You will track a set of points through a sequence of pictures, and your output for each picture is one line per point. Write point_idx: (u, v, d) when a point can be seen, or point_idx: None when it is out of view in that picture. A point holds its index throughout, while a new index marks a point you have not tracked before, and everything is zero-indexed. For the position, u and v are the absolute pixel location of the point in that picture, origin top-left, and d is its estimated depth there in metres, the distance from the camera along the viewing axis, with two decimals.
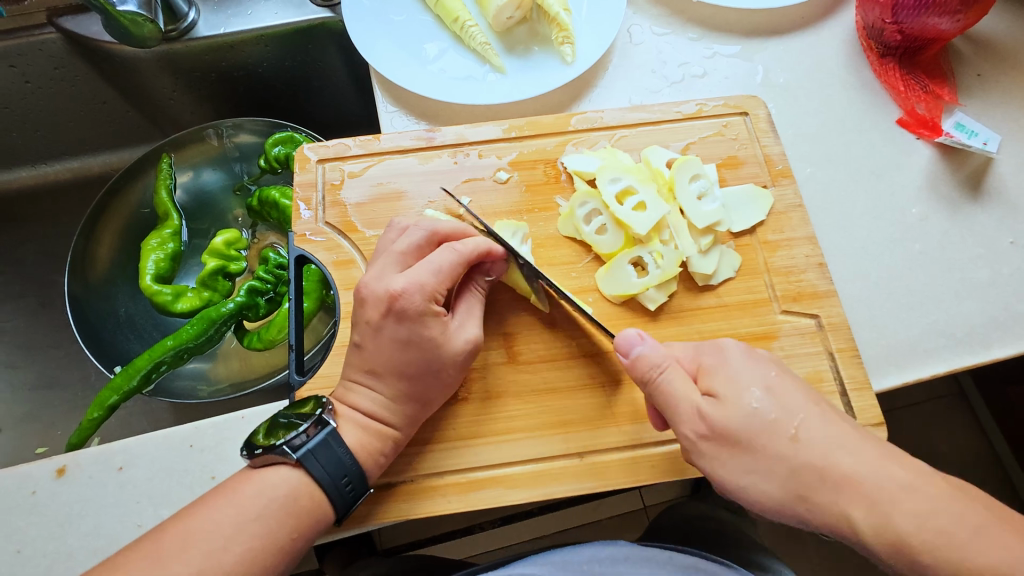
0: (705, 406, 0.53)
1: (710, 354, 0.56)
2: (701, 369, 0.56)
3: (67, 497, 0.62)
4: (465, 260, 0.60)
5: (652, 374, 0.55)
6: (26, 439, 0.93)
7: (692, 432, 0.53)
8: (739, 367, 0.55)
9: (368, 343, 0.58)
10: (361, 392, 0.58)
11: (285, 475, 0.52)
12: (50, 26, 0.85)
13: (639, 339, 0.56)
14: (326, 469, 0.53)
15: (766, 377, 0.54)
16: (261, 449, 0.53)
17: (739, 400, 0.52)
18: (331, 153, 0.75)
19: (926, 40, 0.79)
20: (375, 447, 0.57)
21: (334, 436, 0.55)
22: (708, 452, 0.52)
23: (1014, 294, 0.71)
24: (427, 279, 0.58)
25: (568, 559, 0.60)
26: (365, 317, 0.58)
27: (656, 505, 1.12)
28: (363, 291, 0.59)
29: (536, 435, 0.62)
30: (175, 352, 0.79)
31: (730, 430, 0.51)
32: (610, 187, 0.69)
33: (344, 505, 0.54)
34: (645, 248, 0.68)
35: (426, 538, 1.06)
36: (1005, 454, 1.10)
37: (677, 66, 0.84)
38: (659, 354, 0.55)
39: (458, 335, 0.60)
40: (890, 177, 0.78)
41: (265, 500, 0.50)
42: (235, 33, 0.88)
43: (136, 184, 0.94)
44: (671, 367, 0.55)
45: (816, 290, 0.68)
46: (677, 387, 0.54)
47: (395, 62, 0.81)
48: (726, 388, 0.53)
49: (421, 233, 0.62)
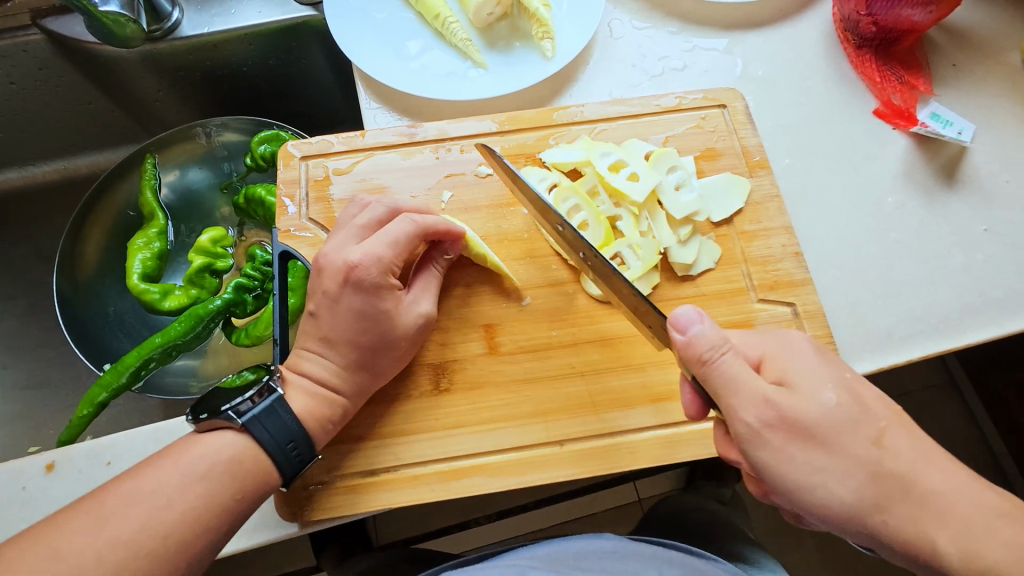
0: (773, 394, 0.50)
1: (775, 344, 0.55)
2: (765, 358, 0.55)
3: (55, 491, 0.63)
4: (422, 232, 0.62)
5: (711, 355, 0.51)
6: (19, 438, 0.94)
7: (755, 419, 0.50)
8: (815, 361, 0.53)
9: (324, 312, 0.60)
10: (312, 359, 0.59)
11: (230, 439, 0.53)
12: (34, 27, 0.85)
13: (699, 317, 0.52)
14: (271, 434, 0.54)
15: (843, 376, 0.53)
16: (206, 414, 0.53)
17: (815, 395, 0.51)
18: (314, 150, 0.76)
19: (901, 31, 0.80)
20: (322, 414, 0.58)
21: (281, 402, 0.55)
22: (773, 441, 0.50)
23: (987, 280, 0.72)
24: (384, 251, 0.60)
25: (555, 553, 0.60)
26: (322, 287, 0.60)
27: (648, 497, 1.13)
28: (322, 260, 0.61)
29: (517, 424, 0.63)
30: (163, 349, 0.80)
31: (814, 423, 0.50)
32: (603, 160, 0.73)
33: (290, 469, 0.55)
34: (625, 245, 0.70)
35: (420, 533, 1.08)
36: (992, 436, 1.13)
37: (658, 59, 0.85)
38: (719, 335, 0.52)
39: (412, 308, 0.62)
40: (867, 168, 0.79)
41: (210, 461, 0.51)
42: (219, 31, 0.89)
43: (123, 185, 0.94)
44: (731, 350, 0.52)
45: (792, 279, 0.69)
46: (740, 373, 0.51)
47: (378, 59, 0.82)
48: (801, 379, 0.52)
49: (384, 209, 0.64)
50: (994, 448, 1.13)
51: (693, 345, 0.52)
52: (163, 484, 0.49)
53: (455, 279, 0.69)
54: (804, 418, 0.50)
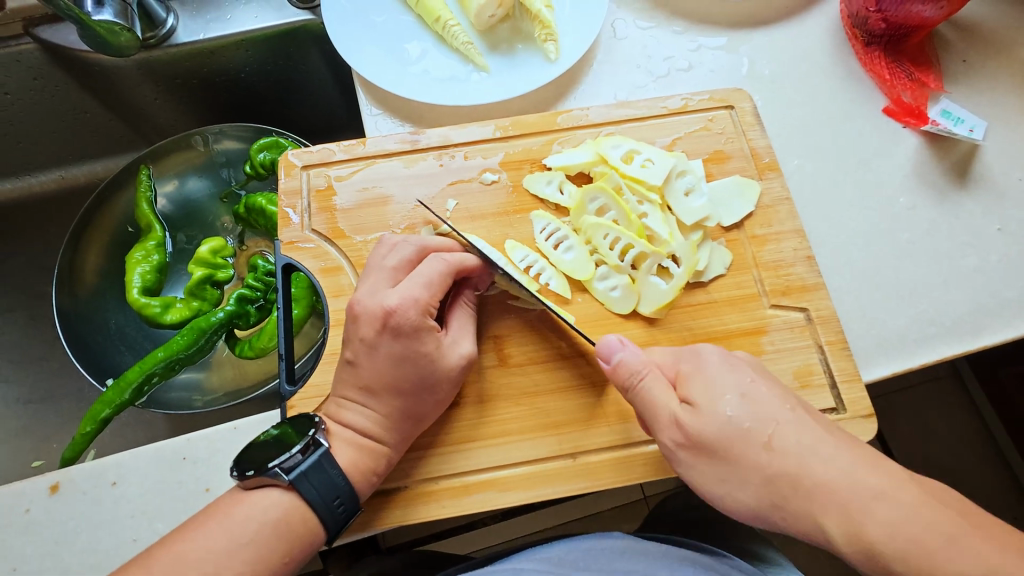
0: (681, 413, 0.52)
1: (688, 360, 0.56)
2: (679, 374, 0.56)
3: (61, 514, 0.62)
4: (455, 269, 0.61)
5: (633, 381, 0.55)
6: (22, 453, 0.93)
7: (671, 440, 0.53)
8: (717, 372, 0.54)
9: (362, 360, 0.58)
10: (353, 408, 0.58)
11: (277, 498, 0.52)
12: (27, 37, 0.84)
13: (620, 345, 0.57)
14: (319, 492, 0.53)
15: (745, 384, 0.53)
16: (253, 471, 0.52)
17: (712, 411, 0.51)
18: (315, 159, 0.75)
19: (910, 27, 0.79)
20: (367, 465, 0.57)
21: (327, 457, 0.54)
22: (687, 460, 0.52)
23: (1002, 281, 0.71)
24: (420, 293, 0.58)
25: (561, 556, 0.59)
26: (359, 333, 0.58)
27: (655, 496, 1.12)
28: (356, 307, 0.59)
29: (527, 437, 0.62)
30: (166, 363, 0.79)
31: (703, 438, 0.51)
32: (614, 152, 0.72)
33: (335, 526, 0.54)
34: (653, 257, 0.67)
35: (427, 536, 1.06)
36: (994, 423, 1.12)
37: (662, 60, 0.83)
38: (638, 360, 0.56)
39: (453, 350, 0.60)
40: (878, 167, 0.77)
41: (256, 523, 0.50)
42: (215, 38, 0.87)
43: (120, 197, 0.93)
44: (651, 373, 0.55)
45: (804, 283, 0.68)
46: (657, 396, 0.54)
47: (379, 64, 0.80)
48: (702, 395, 0.52)
49: (412, 249, 0.63)
50: (998, 440, 1.11)
51: (618, 371, 0.56)
52: (191, 542, 0.49)
53: (486, 303, 0.68)
54: (703, 437, 0.51)
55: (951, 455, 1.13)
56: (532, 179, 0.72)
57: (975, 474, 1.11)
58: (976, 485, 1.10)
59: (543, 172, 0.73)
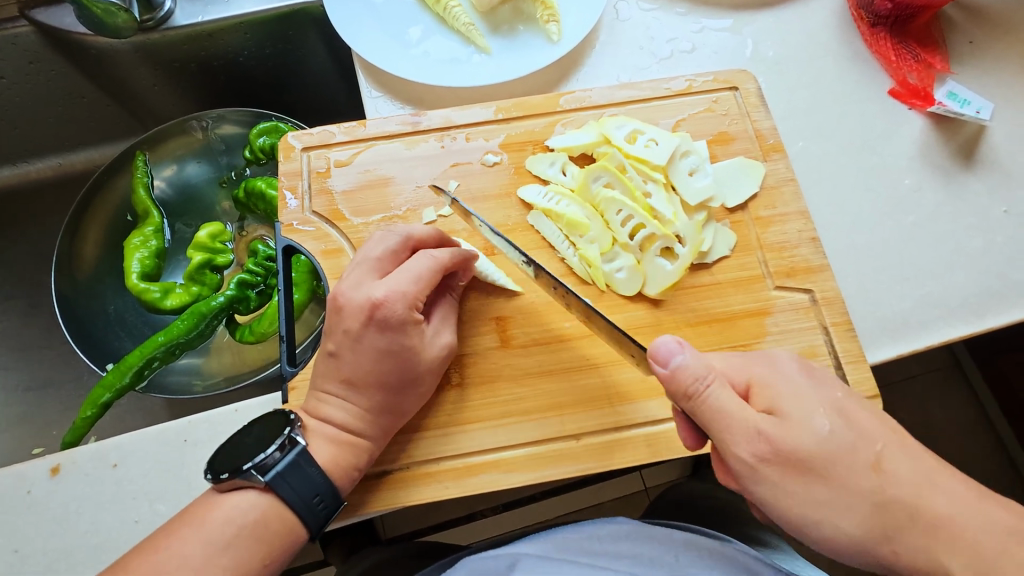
0: (766, 426, 0.48)
1: (759, 368, 0.52)
2: (752, 383, 0.52)
3: (61, 495, 0.62)
4: (443, 265, 0.60)
5: (698, 387, 0.49)
6: (23, 439, 0.92)
7: (750, 454, 0.48)
8: (804, 387, 0.50)
9: (345, 353, 0.57)
10: (333, 403, 0.57)
11: (253, 499, 0.51)
12: (23, 19, 0.83)
13: (680, 347, 0.50)
14: (297, 491, 0.53)
15: (834, 399, 0.50)
16: (227, 474, 0.51)
17: (807, 422, 0.48)
18: (315, 141, 0.74)
19: (917, 8, 0.78)
20: (348, 460, 0.56)
21: (304, 455, 0.54)
22: (769, 476, 0.47)
23: (1008, 263, 0.70)
24: (408, 287, 0.58)
25: (567, 540, 0.58)
26: (343, 325, 0.57)
27: (655, 487, 1.12)
28: (341, 298, 0.58)
29: (531, 418, 0.62)
30: (167, 347, 0.79)
31: (802, 452, 0.47)
32: (618, 132, 0.71)
33: (316, 522, 0.54)
34: (662, 238, 0.66)
35: (427, 526, 1.06)
36: (997, 416, 1.12)
37: (666, 42, 0.83)
38: (702, 364, 0.49)
39: (434, 341, 0.60)
40: (883, 150, 0.77)
41: (243, 520, 0.50)
42: (213, 20, 0.86)
43: (119, 182, 0.92)
44: (716, 380, 0.49)
45: (809, 265, 0.68)
46: (726, 404, 0.49)
47: (380, 46, 0.80)
48: (791, 404, 0.49)
49: (398, 239, 0.62)
50: (1002, 434, 1.11)
51: (679, 377, 0.49)
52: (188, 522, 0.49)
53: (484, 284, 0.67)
54: (797, 450, 0.47)
55: (954, 444, 1.12)
56: (536, 158, 0.72)
57: (977, 464, 1.10)
58: (981, 475, 1.09)
59: (546, 153, 0.72)
